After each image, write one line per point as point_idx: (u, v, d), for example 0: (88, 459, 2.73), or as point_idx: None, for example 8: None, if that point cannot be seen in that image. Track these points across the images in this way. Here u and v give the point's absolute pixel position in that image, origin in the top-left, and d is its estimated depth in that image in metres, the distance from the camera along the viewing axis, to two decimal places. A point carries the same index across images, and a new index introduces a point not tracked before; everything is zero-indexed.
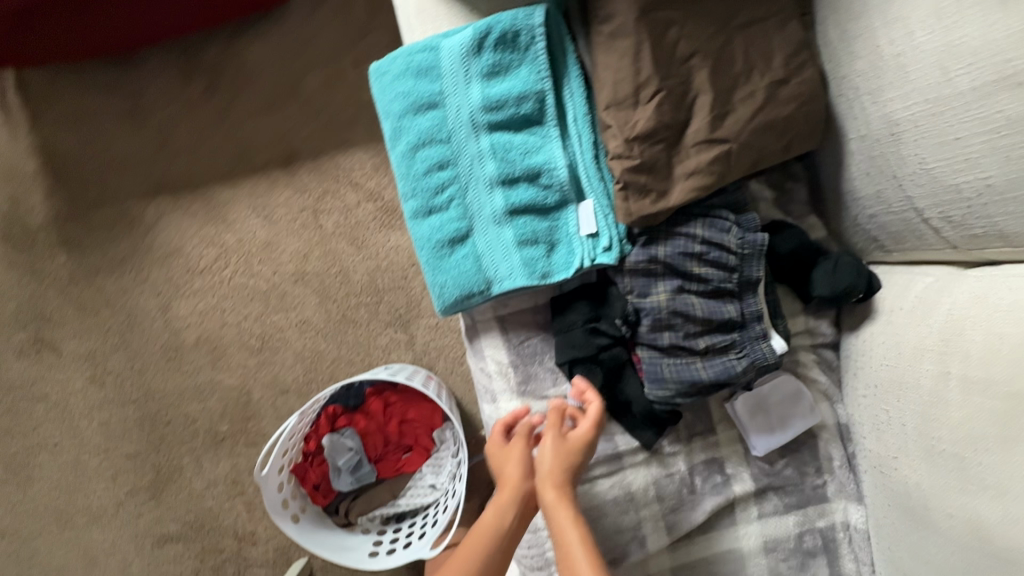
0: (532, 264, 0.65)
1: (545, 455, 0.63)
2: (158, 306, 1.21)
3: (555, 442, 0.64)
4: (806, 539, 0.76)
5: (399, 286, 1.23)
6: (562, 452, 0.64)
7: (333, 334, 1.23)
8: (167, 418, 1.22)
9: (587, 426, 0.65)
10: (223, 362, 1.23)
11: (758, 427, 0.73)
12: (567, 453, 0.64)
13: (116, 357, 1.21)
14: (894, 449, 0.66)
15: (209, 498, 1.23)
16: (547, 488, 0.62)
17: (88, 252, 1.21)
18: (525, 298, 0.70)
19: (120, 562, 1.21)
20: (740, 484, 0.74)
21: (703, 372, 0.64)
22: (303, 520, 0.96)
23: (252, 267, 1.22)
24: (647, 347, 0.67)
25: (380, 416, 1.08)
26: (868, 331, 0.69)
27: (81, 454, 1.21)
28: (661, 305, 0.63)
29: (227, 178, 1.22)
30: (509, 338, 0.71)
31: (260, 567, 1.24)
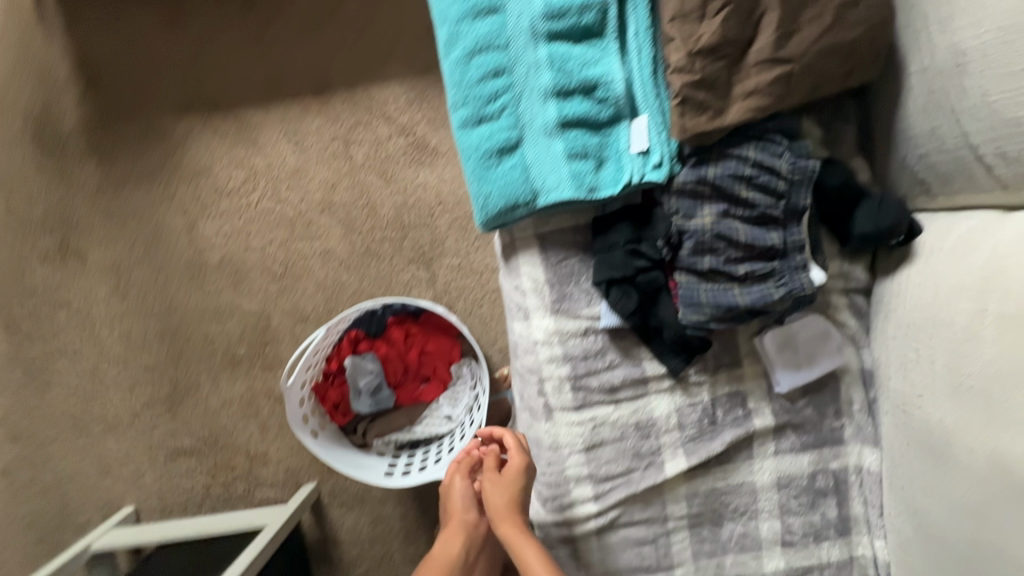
0: (580, 177, 0.65)
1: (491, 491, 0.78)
2: (185, 224, 1.22)
3: (493, 481, 0.78)
4: (817, 479, 0.78)
5: (424, 224, 1.23)
6: (506, 483, 0.77)
7: (355, 267, 1.23)
8: (187, 335, 1.24)
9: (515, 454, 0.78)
10: (244, 286, 1.23)
11: (785, 363, 0.74)
12: (508, 483, 0.77)
13: (140, 271, 1.23)
14: (919, 388, 0.67)
15: (224, 416, 1.25)
16: (499, 521, 0.75)
17: (118, 164, 1.22)
18: (566, 215, 0.71)
19: (135, 470, 1.25)
20: (761, 419, 0.76)
21: (740, 298, 0.65)
22: (322, 435, 1.00)
23: (279, 192, 1.21)
24: (686, 272, 0.68)
25: (401, 344, 1.09)
26: (905, 273, 0.70)
27: (101, 363, 1.24)
28: (705, 228, 0.64)
29: (260, 101, 1.22)
30: (548, 256, 0.72)
31: (269, 488, 1.27)
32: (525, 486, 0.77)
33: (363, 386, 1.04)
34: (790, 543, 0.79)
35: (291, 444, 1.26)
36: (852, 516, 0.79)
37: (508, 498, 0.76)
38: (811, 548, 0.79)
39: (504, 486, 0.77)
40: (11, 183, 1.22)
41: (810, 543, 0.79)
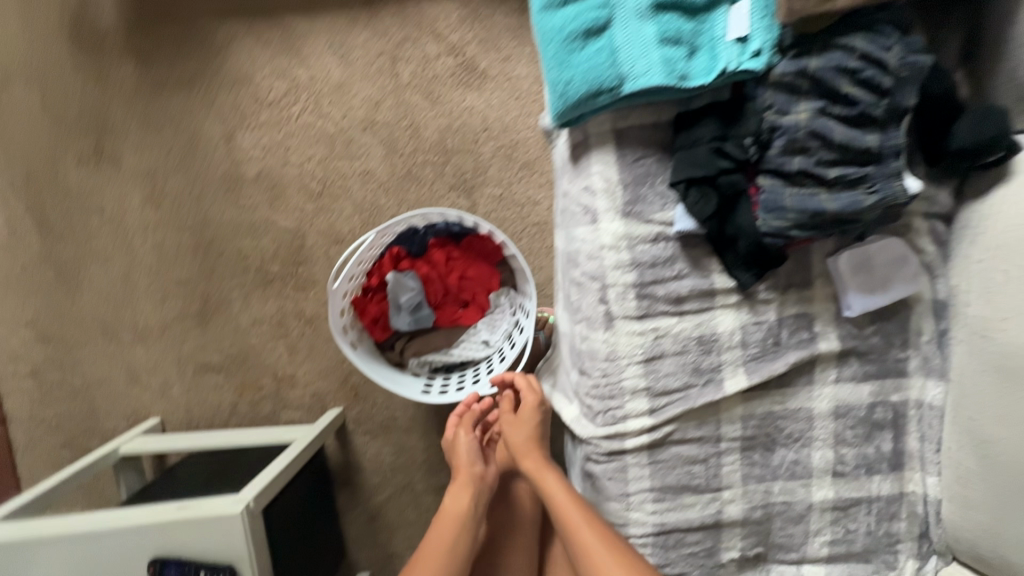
0: (671, 64, 0.62)
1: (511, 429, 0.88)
2: (222, 134, 1.18)
3: (512, 421, 0.89)
4: (876, 410, 0.76)
5: (468, 149, 1.19)
6: (524, 421, 0.89)
7: (395, 190, 1.20)
8: (219, 250, 1.21)
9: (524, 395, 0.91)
10: (280, 202, 1.20)
11: (858, 285, 0.72)
12: (525, 421, 0.88)
13: (174, 180, 1.20)
14: (1005, 311, 0.64)
15: (253, 335, 1.24)
16: (523, 456, 0.86)
17: (156, 67, 1.18)
18: (647, 111, 0.68)
19: (162, 382, 1.25)
20: (826, 343, 0.73)
21: (828, 203, 0.62)
22: (360, 348, 0.99)
23: (321, 106, 1.17)
24: (771, 174, 0.64)
25: (442, 266, 1.06)
26: (999, 193, 0.67)
27: (132, 272, 1.22)
28: (800, 124, 0.61)
29: (306, 9, 1.17)
30: (624, 154, 0.68)
31: (296, 409, 1.26)
32: (541, 421, 0.89)
33: (403, 301, 1.02)
34: (841, 474, 0.78)
35: (319, 366, 1.25)
36: (907, 451, 0.78)
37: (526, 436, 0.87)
38: (861, 480, 0.78)
39: (522, 423, 0.88)
40: (46, 80, 1.18)
41: (861, 476, 0.78)
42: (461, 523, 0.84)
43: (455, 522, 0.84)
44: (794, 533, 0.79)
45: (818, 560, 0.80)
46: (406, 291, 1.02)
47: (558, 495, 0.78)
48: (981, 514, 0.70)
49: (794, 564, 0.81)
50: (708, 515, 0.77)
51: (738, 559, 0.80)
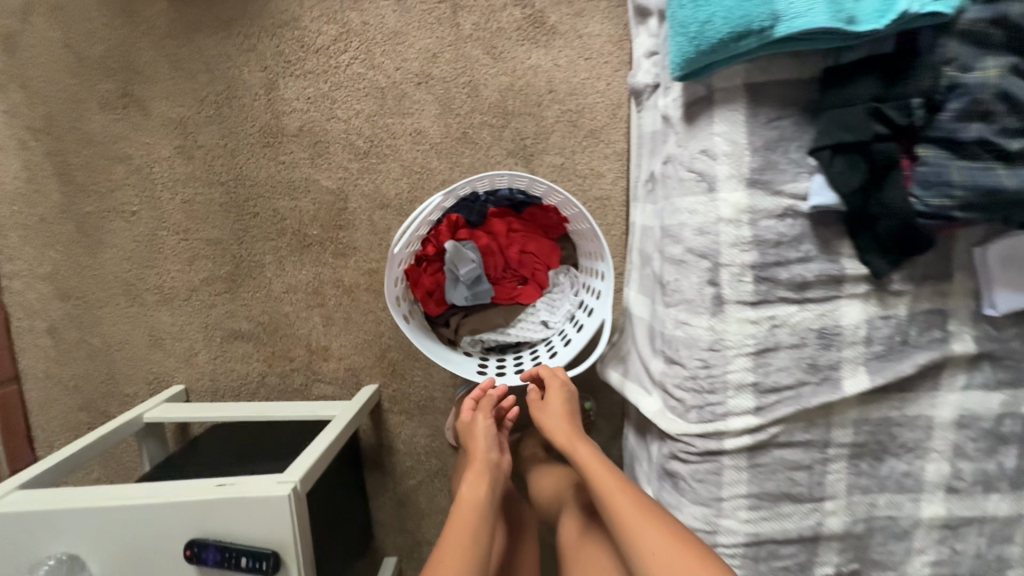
0: (836, 4, 0.53)
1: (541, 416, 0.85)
2: (262, 82, 1.08)
3: (541, 407, 0.86)
4: (1005, 423, 0.68)
5: (530, 113, 1.09)
6: (547, 400, 0.86)
7: (448, 153, 1.10)
8: (253, 209, 1.12)
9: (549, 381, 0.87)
10: (322, 160, 1.10)
11: (1007, 280, 0.62)
12: (547, 400, 0.86)
13: (207, 131, 1.10)
14: None
15: (286, 303, 1.15)
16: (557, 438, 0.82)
17: (193, 4, 1.07)
18: (788, 64, 0.58)
19: (187, 348, 1.17)
20: (960, 344, 0.65)
21: (1006, 180, 0.53)
22: (412, 323, 0.92)
23: (374, 57, 1.07)
24: (937, 143, 0.55)
25: (503, 238, 0.97)
26: None
27: (158, 229, 1.13)
28: (987, 83, 0.52)
29: None
30: (755, 114, 0.59)
31: (328, 384, 1.18)
32: (570, 401, 0.86)
33: (460, 275, 0.93)
34: (957, 491, 0.69)
35: (355, 339, 1.16)
36: None
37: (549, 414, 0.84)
38: (979, 500, 0.70)
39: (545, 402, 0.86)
40: (73, 12, 1.08)
41: (979, 494, 0.70)
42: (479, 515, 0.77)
43: (474, 514, 0.77)
44: (896, 552, 0.71)
45: None
46: (465, 263, 0.92)
47: (586, 461, 0.76)
48: None
49: None
50: (806, 527, 0.69)
51: None
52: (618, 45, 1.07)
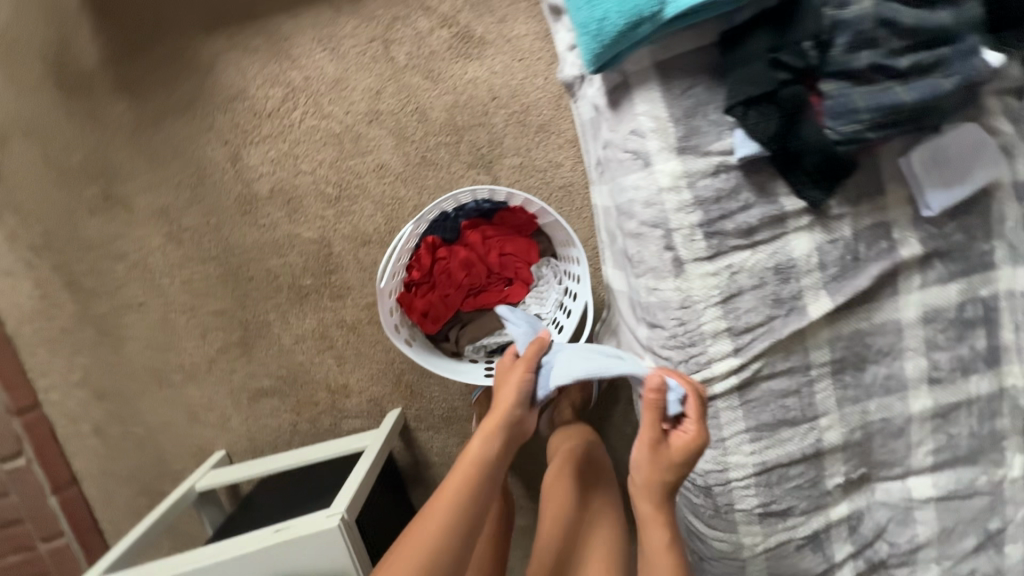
0: None
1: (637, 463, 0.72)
2: (228, 156, 1.13)
3: (648, 454, 0.71)
4: (967, 308, 0.73)
5: (480, 123, 1.15)
6: (654, 464, 0.70)
7: (413, 180, 1.16)
8: (249, 274, 1.18)
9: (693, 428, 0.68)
10: (300, 215, 1.17)
11: (934, 180, 0.67)
12: (655, 462, 0.70)
13: (189, 213, 1.15)
14: None
15: (299, 352, 1.22)
16: (639, 495, 0.72)
17: (145, 97, 1.12)
18: (690, 36, 0.63)
19: (221, 416, 1.24)
20: (908, 249, 0.70)
21: (903, 95, 0.58)
22: (415, 346, 0.98)
23: (323, 107, 1.13)
24: (836, 77, 0.59)
25: (480, 247, 1.03)
26: None
27: (167, 313, 1.19)
28: (865, 15, 0.56)
29: (284, 6, 1.10)
30: (672, 87, 0.64)
31: (356, 418, 1.25)
32: (685, 465, 0.70)
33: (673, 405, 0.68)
34: (937, 380, 0.75)
35: (370, 371, 1.23)
36: (1003, 344, 0.75)
37: (635, 470, 0.72)
38: (958, 383, 0.76)
39: (647, 457, 0.71)
40: (38, 132, 1.12)
41: (958, 378, 0.75)
42: (478, 480, 0.75)
43: (471, 477, 0.74)
44: (895, 448, 0.78)
45: (923, 471, 0.79)
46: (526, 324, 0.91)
47: (646, 524, 0.72)
48: None
49: (899, 478, 0.80)
50: (807, 446, 0.75)
51: (843, 484, 0.78)
52: (546, 40, 1.12)
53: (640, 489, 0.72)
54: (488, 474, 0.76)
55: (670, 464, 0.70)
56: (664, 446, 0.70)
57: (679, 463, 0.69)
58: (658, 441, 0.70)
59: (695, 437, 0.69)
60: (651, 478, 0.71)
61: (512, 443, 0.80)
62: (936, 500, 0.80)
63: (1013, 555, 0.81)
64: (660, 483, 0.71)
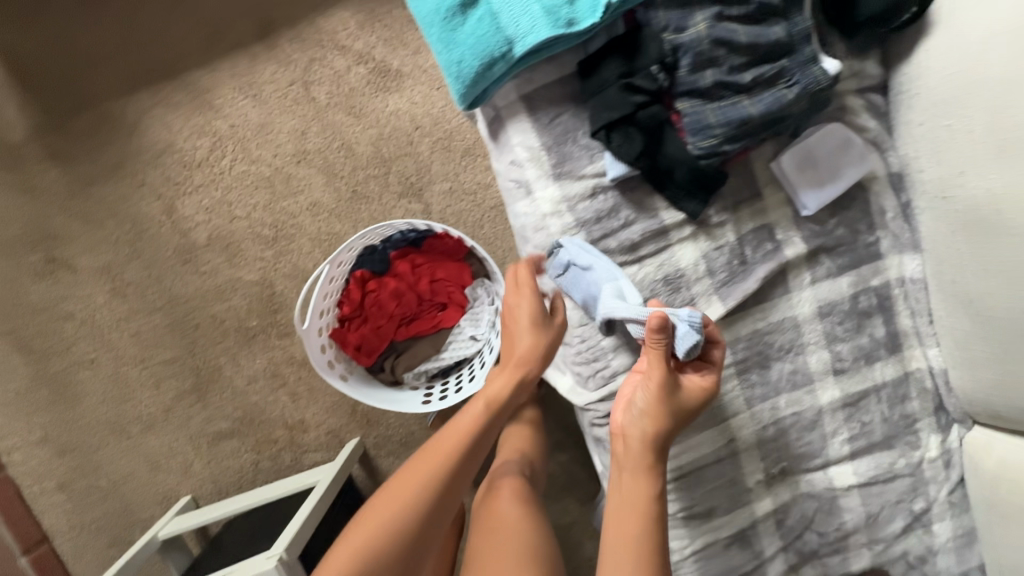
0: (555, 12, 0.59)
1: (646, 397, 0.65)
2: (163, 209, 1.16)
3: (664, 387, 0.65)
4: (860, 300, 0.75)
5: (406, 153, 1.17)
6: (660, 403, 0.65)
7: (346, 214, 1.19)
8: (196, 321, 1.21)
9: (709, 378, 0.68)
10: (240, 259, 1.19)
11: (807, 181, 0.69)
12: (664, 403, 0.65)
13: (131, 268, 1.18)
14: (960, 164, 0.61)
15: (253, 393, 1.24)
16: (639, 432, 0.66)
17: (76, 161, 1.15)
18: (549, 69, 0.65)
19: (183, 462, 1.26)
20: (792, 248, 0.72)
21: (751, 108, 0.60)
22: (352, 379, 1.00)
23: (250, 152, 1.16)
24: (688, 96, 0.61)
25: (410, 276, 1.05)
26: (922, 51, 0.64)
27: (120, 367, 1.22)
28: (701, 37, 0.58)
29: (202, 60, 1.13)
30: (540, 117, 0.66)
31: (315, 451, 1.27)
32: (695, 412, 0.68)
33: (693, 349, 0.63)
34: (842, 371, 0.77)
35: (325, 404, 1.25)
36: (902, 330, 0.76)
37: (641, 408, 0.66)
38: (863, 372, 0.77)
39: (659, 391, 0.65)
40: None
41: (862, 367, 0.77)
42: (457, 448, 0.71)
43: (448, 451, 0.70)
44: (812, 441, 0.79)
45: (842, 460, 0.81)
46: None
47: (636, 465, 0.67)
48: (987, 374, 0.69)
49: (821, 469, 0.81)
50: (721, 447, 0.77)
51: (764, 480, 0.80)
52: None
53: (641, 427, 0.66)
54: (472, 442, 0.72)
55: (679, 404, 0.66)
56: (681, 387, 0.67)
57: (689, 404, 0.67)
58: (671, 382, 0.66)
59: (705, 386, 0.68)
60: (657, 416, 0.65)
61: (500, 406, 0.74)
62: (859, 487, 0.81)
63: (942, 533, 0.82)
64: (659, 429, 0.66)
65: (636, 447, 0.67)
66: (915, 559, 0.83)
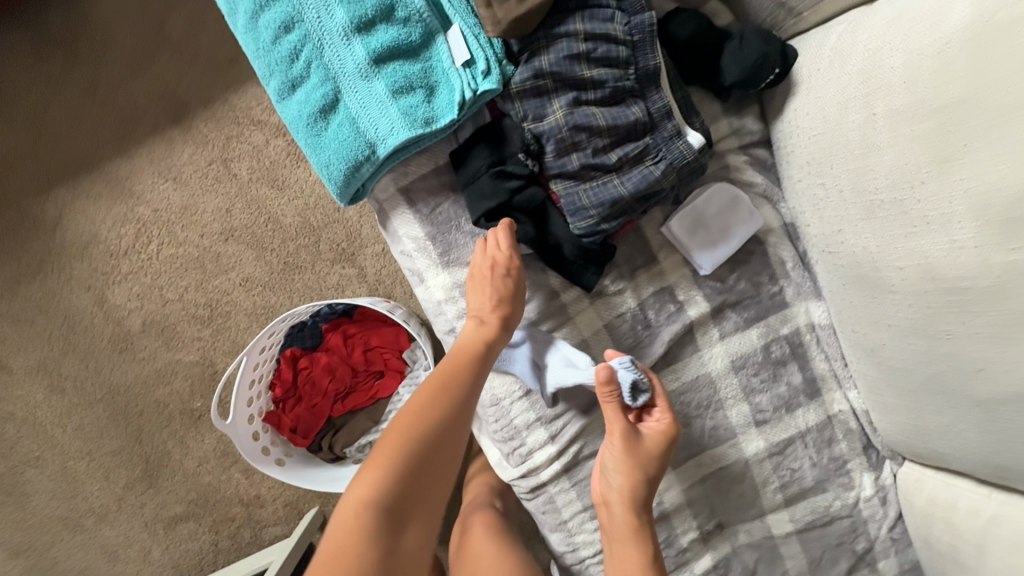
0: (413, 112, 0.58)
1: (613, 460, 0.64)
2: (94, 300, 1.15)
3: (626, 446, 0.63)
4: (773, 348, 0.74)
5: (335, 220, 1.15)
6: (630, 463, 0.63)
7: (280, 285, 1.15)
8: (139, 408, 1.19)
9: (663, 421, 0.65)
10: (176, 341, 1.17)
11: (700, 243, 0.69)
12: (630, 461, 0.63)
13: (67, 362, 1.17)
14: (836, 222, 0.61)
15: (205, 473, 1.22)
16: (615, 495, 0.64)
17: (2, 261, 1.14)
18: (423, 160, 0.65)
19: (140, 550, 1.24)
20: (695, 307, 0.71)
21: (622, 188, 0.59)
22: (289, 462, 0.98)
23: (177, 235, 1.14)
24: (560, 179, 0.61)
25: (343, 348, 1.03)
26: (791, 109, 0.64)
27: (67, 462, 1.20)
28: (560, 124, 0.57)
29: (119, 149, 1.13)
30: (418, 208, 0.66)
31: (274, 526, 1.24)
32: (663, 458, 0.65)
33: (638, 394, 0.63)
34: (764, 422, 0.76)
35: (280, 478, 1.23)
36: (819, 374, 0.76)
37: (611, 473, 0.64)
38: (786, 419, 0.76)
39: (623, 452, 0.63)
40: None
41: (784, 415, 0.76)
42: (453, 382, 0.61)
43: (440, 388, 0.61)
44: (743, 492, 0.78)
45: (779, 509, 0.79)
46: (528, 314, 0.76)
47: (622, 525, 0.64)
48: (901, 417, 0.69)
49: (757, 519, 0.79)
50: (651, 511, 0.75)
51: (701, 537, 0.78)
52: None
53: (614, 490, 0.64)
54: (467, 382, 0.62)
55: (644, 456, 0.64)
56: (641, 439, 0.64)
57: (653, 455, 0.64)
58: (635, 435, 0.64)
59: (666, 429, 0.65)
60: (628, 477, 0.63)
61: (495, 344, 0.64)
62: (798, 533, 0.79)
63: (888, 571, 0.80)
64: (637, 488, 0.64)
65: (618, 510, 0.64)
66: None
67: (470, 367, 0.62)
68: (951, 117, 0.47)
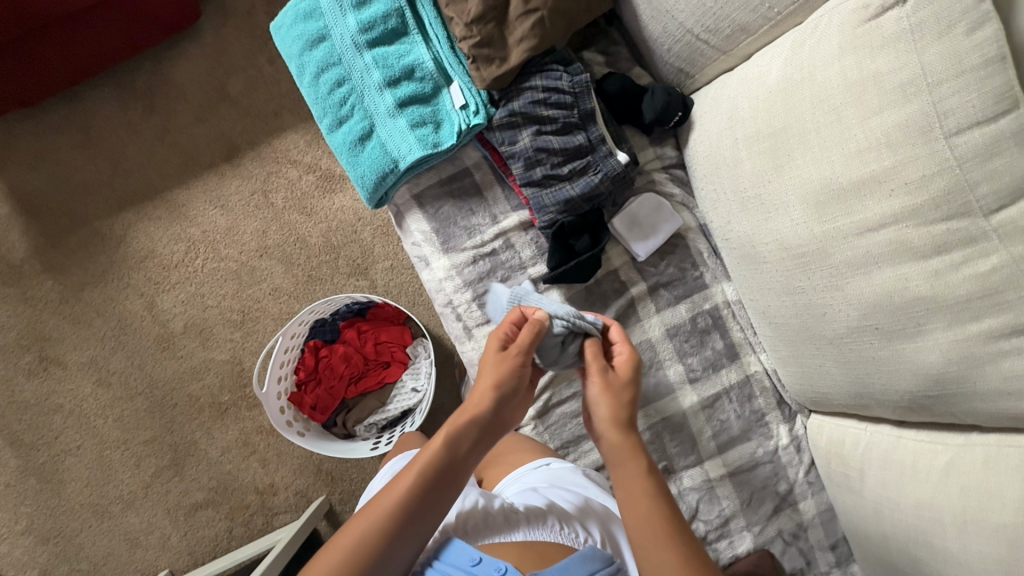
0: (425, 139, 0.83)
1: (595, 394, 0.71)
2: (145, 305, 1.36)
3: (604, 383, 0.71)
4: (698, 320, 0.95)
5: (352, 240, 1.38)
6: (610, 391, 0.70)
7: (304, 294, 1.37)
8: (174, 400, 1.36)
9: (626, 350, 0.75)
10: (212, 341, 1.36)
11: (636, 236, 0.92)
12: (608, 390, 0.71)
13: (116, 358, 1.35)
14: (725, 216, 0.86)
15: (226, 462, 1.36)
16: (604, 421, 0.69)
17: (73, 271, 1.36)
18: (431, 174, 0.90)
19: (160, 537, 1.33)
20: (636, 285, 0.94)
21: (571, 191, 0.84)
22: (308, 435, 1.15)
23: (220, 251, 1.37)
24: (529, 186, 0.86)
25: (356, 340, 1.23)
26: (693, 139, 0.90)
27: (103, 450, 1.34)
28: (527, 146, 0.83)
29: (181, 181, 1.38)
30: (426, 211, 0.90)
31: (285, 513, 1.35)
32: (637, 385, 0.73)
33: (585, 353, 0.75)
34: (696, 379, 0.96)
35: (292, 466, 1.35)
36: (736, 341, 0.97)
37: (594, 404, 0.71)
38: (713, 377, 0.96)
39: (603, 386, 0.71)
40: None
41: (711, 374, 0.96)
42: (450, 459, 0.66)
43: (439, 463, 0.65)
44: (684, 440, 0.95)
45: (714, 455, 0.96)
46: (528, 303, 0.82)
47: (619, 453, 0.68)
48: (792, 369, 0.90)
49: (697, 465, 0.96)
50: None
51: None
52: None
53: (604, 418, 0.70)
54: (452, 473, 0.66)
55: (623, 385, 0.71)
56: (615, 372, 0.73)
57: (628, 383, 0.72)
58: (607, 371, 0.72)
59: (629, 359, 0.74)
60: (611, 404, 0.70)
61: (487, 437, 0.69)
62: (731, 476, 0.96)
63: (809, 510, 0.96)
64: (620, 412, 0.70)
65: (611, 435, 0.69)
66: (791, 538, 0.95)
67: (471, 445, 0.67)
68: (777, 138, 0.74)
